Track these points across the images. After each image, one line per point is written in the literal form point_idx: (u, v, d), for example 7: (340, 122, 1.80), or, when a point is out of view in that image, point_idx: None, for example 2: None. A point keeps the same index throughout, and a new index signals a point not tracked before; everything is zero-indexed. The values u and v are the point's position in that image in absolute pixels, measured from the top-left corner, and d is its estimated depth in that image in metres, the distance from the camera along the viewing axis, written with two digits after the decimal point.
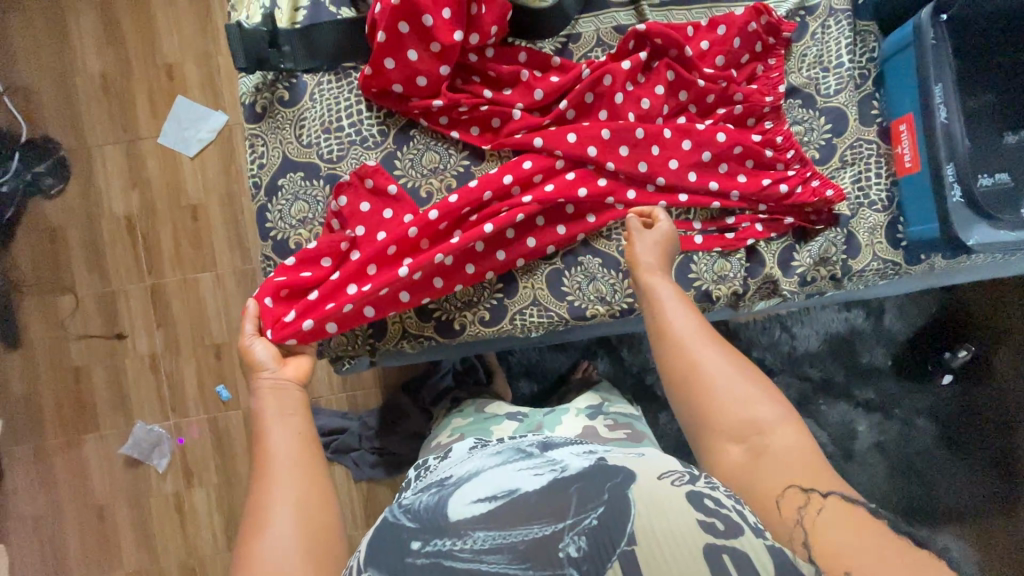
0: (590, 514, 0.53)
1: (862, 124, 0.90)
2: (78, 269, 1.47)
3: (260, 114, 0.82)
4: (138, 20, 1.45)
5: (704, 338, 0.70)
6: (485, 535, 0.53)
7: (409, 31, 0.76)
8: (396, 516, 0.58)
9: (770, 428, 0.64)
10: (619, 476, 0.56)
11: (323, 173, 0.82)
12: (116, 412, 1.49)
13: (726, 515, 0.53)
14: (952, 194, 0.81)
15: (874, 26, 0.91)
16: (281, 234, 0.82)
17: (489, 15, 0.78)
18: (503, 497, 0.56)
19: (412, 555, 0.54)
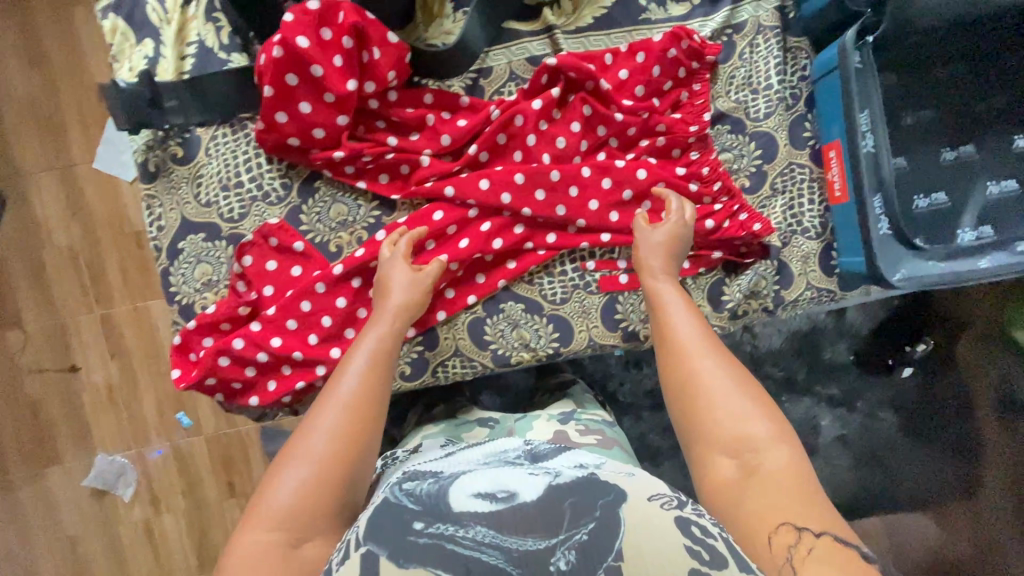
0: (580, 530, 0.51)
1: (793, 148, 0.86)
2: (24, 300, 1.38)
3: (153, 174, 0.78)
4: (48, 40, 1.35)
5: (708, 342, 0.69)
6: (485, 532, 0.50)
7: (298, 82, 0.71)
8: (400, 498, 0.55)
9: (787, 440, 0.61)
10: (612, 493, 0.54)
11: (225, 233, 0.78)
12: (79, 445, 1.42)
13: (713, 545, 0.51)
14: (879, 227, 0.78)
15: (806, 43, 0.86)
16: (186, 298, 0.79)
17: (383, 60, 0.73)
18: (503, 498, 0.53)
19: (413, 535, 0.51)
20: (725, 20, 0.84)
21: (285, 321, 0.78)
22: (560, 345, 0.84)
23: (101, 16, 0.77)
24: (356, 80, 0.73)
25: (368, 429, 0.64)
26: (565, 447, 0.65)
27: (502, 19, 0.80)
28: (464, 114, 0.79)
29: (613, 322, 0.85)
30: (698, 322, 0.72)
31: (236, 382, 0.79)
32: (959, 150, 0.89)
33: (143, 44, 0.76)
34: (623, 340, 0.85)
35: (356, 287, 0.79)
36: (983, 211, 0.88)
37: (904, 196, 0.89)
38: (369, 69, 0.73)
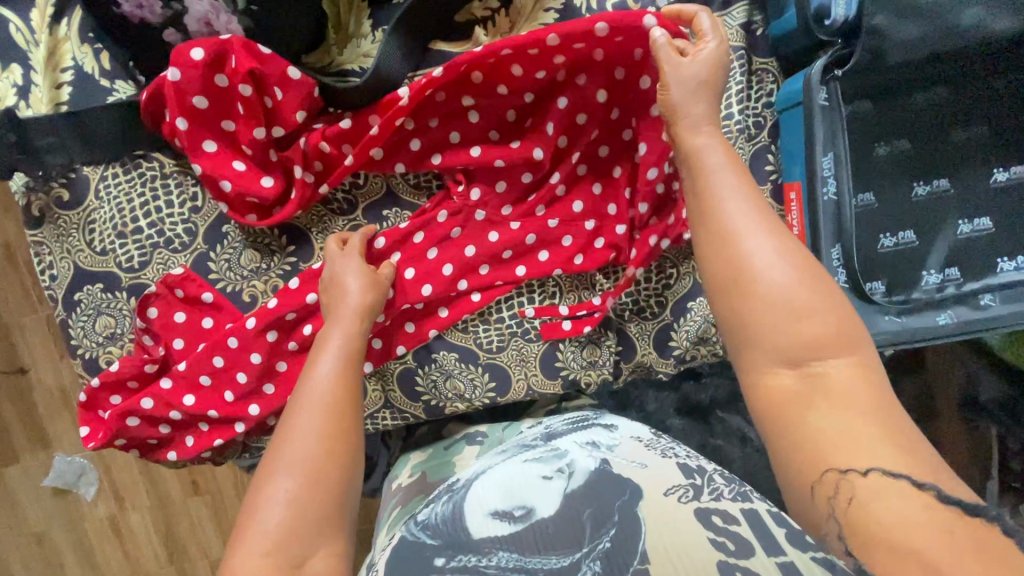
0: (603, 536, 0.46)
1: (755, 182, 0.79)
2: None
3: (38, 219, 0.70)
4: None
5: (757, 216, 0.55)
6: (510, 556, 0.45)
7: (187, 127, 0.64)
8: (415, 533, 0.50)
9: (853, 352, 0.50)
10: (626, 491, 0.49)
11: (125, 284, 0.71)
12: (34, 447, 1.28)
13: (737, 533, 0.45)
14: (836, 279, 0.73)
15: (774, 64, 0.78)
16: (88, 352, 0.73)
17: (288, 101, 0.65)
18: (521, 513, 0.48)
19: (435, 572, 0.45)
20: None
21: (196, 377, 0.71)
22: (497, 394, 0.80)
23: None
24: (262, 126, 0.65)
25: (346, 426, 0.60)
26: (582, 424, 0.60)
27: (428, 40, 0.71)
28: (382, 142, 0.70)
29: (554, 370, 0.80)
30: (747, 188, 0.57)
31: (151, 439, 0.74)
32: (933, 184, 0.82)
33: (10, 69, 0.67)
34: (563, 388, 0.81)
35: (271, 342, 0.72)
36: (952, 251, 0.83)
37: (869, 235, 0.83)
38: (274, 113, 0.65)
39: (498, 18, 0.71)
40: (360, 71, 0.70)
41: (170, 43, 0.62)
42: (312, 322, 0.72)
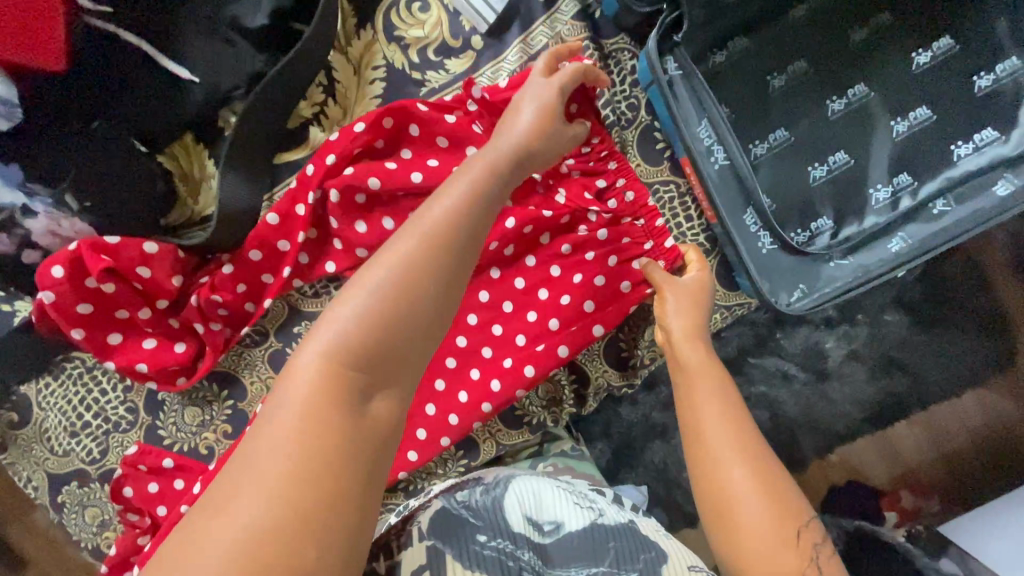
0: (627, 572, 0.55)
1: (649, 165, 0.74)
2: None
3: (2, 444, 0.75)
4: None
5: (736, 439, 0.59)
6: (537, 560, 0.54)
7: (84, 334, 0.65)
8: (456, 508, 0.56)
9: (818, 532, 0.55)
10: (654, 549, 0.58)
11: (95, 474, 0.76)
12: None
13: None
14: (760, 244, 0.67)
15: (627, 40, 0.72)
16: (90, 543, 0.78)
17: (155, 278, 0.65)
18: (551, 528, 0.57)
19: (477, 546, 0.53)
20: (521, 55, 0.70)
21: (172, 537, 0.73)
22: (469, 462, 0.77)
23: None
24: (146, 306, 0.67)
25: (345, 396, 0.42)
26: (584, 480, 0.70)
27: (270, 156, 0.70)
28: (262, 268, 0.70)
29: (516, 419, 0.78)
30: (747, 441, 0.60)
31: None
32: (848, 95, 0.73)
33: None
34: (534, 434, 0.78)
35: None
36: (894, 157, 0.73)
37: (796, 173, 0.75)
38: (153, 292, 0.66)
39: (329, 109, 0.70)
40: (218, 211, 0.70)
41: (33, 262, 0.64)
42: None
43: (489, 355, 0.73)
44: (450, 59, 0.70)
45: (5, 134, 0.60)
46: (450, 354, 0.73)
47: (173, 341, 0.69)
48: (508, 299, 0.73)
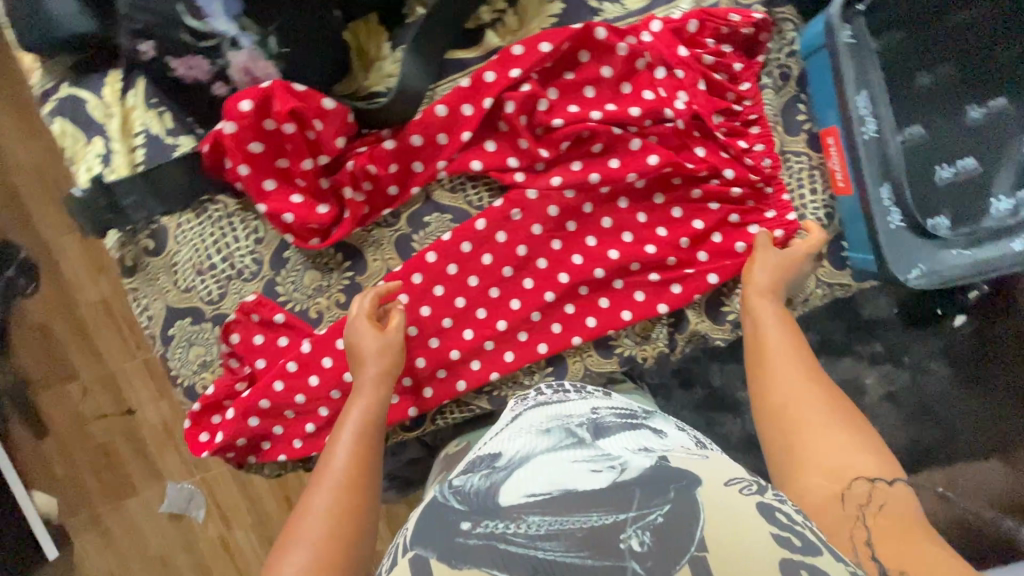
0: (655, 509, 0.48)
1: (787, 134, 0.78)
2: (111, 340, 1.67)
3: (131, 268, 0.79)
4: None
5: (806, 372, 0.70)
6: (544, 521, 0.48)
7: (250, 171, 0.70)
8: (445, 496, 0.53)
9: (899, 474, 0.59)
10: (684, 479, 0.50)
11: (210, 315, 0.80)
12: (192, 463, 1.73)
13: (803, 533, 0.48)
14: (890, 219, 0.69)
15: (791, 10, 0.76)
16: (186, 380, 0.82)
17: (327, 132, 0.70)
18: (558, 490, 0.50)
19: (463, 537, 0.48)
20: (694, 4, 0.75)
21: (271, 384, 0.78)
22: (555, 379, 0.83)
23: (50, 120, 0.76)
24: (309, 158, 0.71)
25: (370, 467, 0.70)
26: (632, 422, 0.62)
27: (443, 50, 0.74)
28: (417, 154, 0.74)
29: (609, 349, 0.82)
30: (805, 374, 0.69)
31: (259, 441, 0.82)
32: (986, 105, 0.77)
33: (93, 142, 0.75)
34: (620, 366, 0.82)
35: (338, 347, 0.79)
36: (1020, 172, 0.76)
37: (924, 169, 0.77)
38: (319, 145, 0.71)
39: (507, 17, 0.74)
40: (385, 90, 0.75)
41: (220, 95, 0.68)
42: None
43: (600, 276, 0.79)
44: None
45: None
46: (565, 269, 0.79)
47: (316, 201, 0.73)
48: (628, 230, 0.78)
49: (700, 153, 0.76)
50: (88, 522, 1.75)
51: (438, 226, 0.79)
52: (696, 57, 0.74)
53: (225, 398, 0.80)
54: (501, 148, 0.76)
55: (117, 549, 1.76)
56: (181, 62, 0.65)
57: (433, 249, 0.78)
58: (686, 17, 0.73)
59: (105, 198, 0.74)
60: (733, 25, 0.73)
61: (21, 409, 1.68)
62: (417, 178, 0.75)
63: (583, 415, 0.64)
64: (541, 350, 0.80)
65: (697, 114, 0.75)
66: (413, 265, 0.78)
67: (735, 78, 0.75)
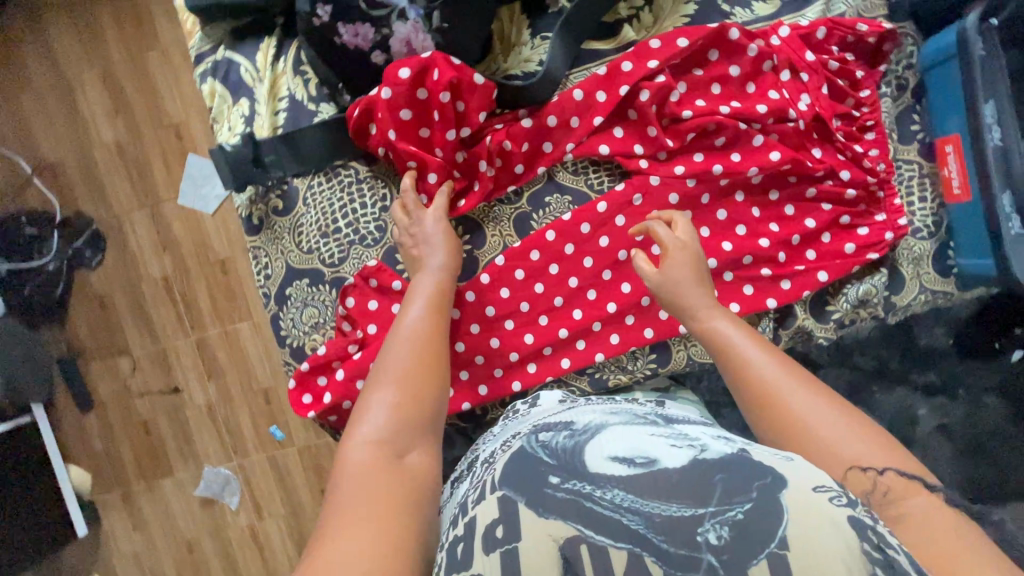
0: (735, 507, 0.44)
1: (900, 143, 0.81)
2: (166, 319, 1.65)
3: (258, 226, 0.82)
4: (150, 100, 1.57)
5: (795, 377, 0.60)
6: (625, 495, 0.46)
7: (396, 136, 0.74)
8: (533, 449, 0.53)
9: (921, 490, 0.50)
10: (769, 476, 0.46)
11: (328, 278, 0.82)
12: (227, 450, 1.68)
13: (892, 556, 0.41)
14: (1010, 226, 0.72)
15: (912, 26, 0.78)
16: (296, 340, 0.83)
17: (473, 106, 0.75)
18: (642, 463, 0.48)
19: (550, 488, 0.48)
20: (820, 14, 0.79)
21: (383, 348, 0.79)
22: (657, 366, 0.84)
23: (201, 81, 0.80)
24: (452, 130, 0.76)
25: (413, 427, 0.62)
26: (697, 423, 0.60)
27: (582, 41, 0.79)
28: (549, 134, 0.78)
29: None
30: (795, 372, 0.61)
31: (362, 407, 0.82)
32: None
33: (240, 104, 0.79)
34: None
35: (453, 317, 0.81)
36: None
37: None
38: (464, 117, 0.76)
39: (642, 15, 0.79)
40: (521, 74, 0.79)
41: (377, 64, 0.73)
42: (495, 305, 0.81)
43: (714, 266, 0.80)
44: (757, 2, 0.79)
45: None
46: None
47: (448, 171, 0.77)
48: (742, 223, 0.81)
49: (819, 154, 0.79)
50: (119, 502, 1.72)
51: (557, 207, 0.81)
52: (822, 62, 0.77)
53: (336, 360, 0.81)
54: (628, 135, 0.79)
55: (145, 532, 1.72)
56: (349, 28, 0.70)
57: (553, 228, 0.80)
58: (815, 24, 0.77)
59: (250, 155, 0.77)
60: (859, 34, 0.77)
61: (70, 380, 1.68)
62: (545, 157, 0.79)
63: (646, 409, 0.65)
64: (648, 334, 0.82)
65: (818, 116, 0.78)
66: (532, 242, 0.80)
67: (856, 85, 0.79)
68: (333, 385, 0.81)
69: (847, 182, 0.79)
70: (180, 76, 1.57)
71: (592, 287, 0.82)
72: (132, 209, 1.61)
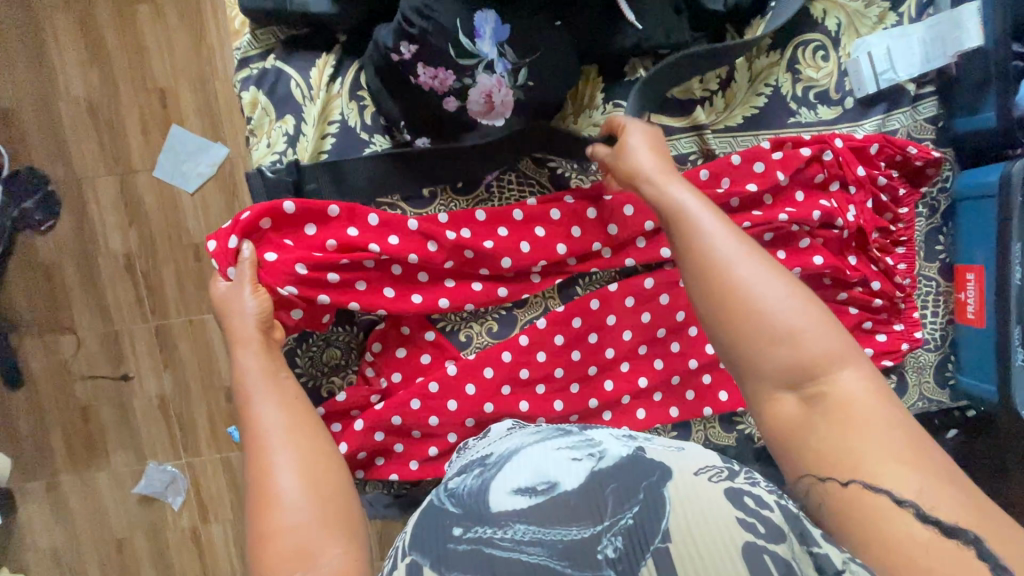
0: (626, 513, 0.48)
1: (924, 260, 0.86)
2: (121, 301, 1.41)
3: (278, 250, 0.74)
4: (130, 52, 1.31)
5: (739, 245, 0.57)
6: (527, 528, 0.48)
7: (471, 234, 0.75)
8: (441, 500, 0.55)
9: (855, 366, 0.52)
10: (655, 474, 0.51)
11: (358, 319, 0.78)
12: (171, 449, 1.45)
13: (769, 517, 0.46)
14: (1014, 358, 0.77)
15: (951, 154, 0.82)
16: (312, 381, 0.78)
17: (304, 292, 0.71)
18: (542, 491, 0.51)
19: (453, 542, 0.49)
20: (877, 127, 0.81)
21: (409, 401, 0.76)
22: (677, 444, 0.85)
23: (240, 87, 0.72)
24: (336, 242, 0.72)
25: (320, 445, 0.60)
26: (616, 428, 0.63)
27: (650, 113, 0.79)
28: (511, 225, 0.76)
29: (731, 424, 0.85)
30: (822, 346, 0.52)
31: (379, 457, 0.79)
32: None
33: (283, 120, 0.73)
34: (738, 442, 0.85)
35: (441, 307, 0.76)
36: None
37: None
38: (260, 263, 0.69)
39: (715, 99, 0.80)
40: (589, 137, 0.78)
41: (448, 109, 0.69)
42: (529, 369, 0.79)
43: None
44: (824, 105, 0.80)
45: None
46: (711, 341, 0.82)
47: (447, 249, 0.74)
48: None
49: (853, 262, 0.83)
50: (39, 500, 1.48)
51: (603, 276, 0.81)
52: (872, 177, 0.80)
53: (354, 400, 0.76)
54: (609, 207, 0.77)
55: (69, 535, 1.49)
56: (428, 70, 0.66)
57: (597, 297, 0.80)
58: (870, 139, 0.79)
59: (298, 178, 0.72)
60: (908, 156, 0.80)
61: None
62: (539, 288, 0.79)
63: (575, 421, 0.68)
64: (672, 413, 0.83)
65: (861, 227, 0.81)
66: (575, 308, 0.79)
67: (897, 201, 0.82)
68: (351, 428, 0.76)
69: (878, 291, 0.83)
70: (173, 36, 1.32)
71: (626, 359, 0.82)
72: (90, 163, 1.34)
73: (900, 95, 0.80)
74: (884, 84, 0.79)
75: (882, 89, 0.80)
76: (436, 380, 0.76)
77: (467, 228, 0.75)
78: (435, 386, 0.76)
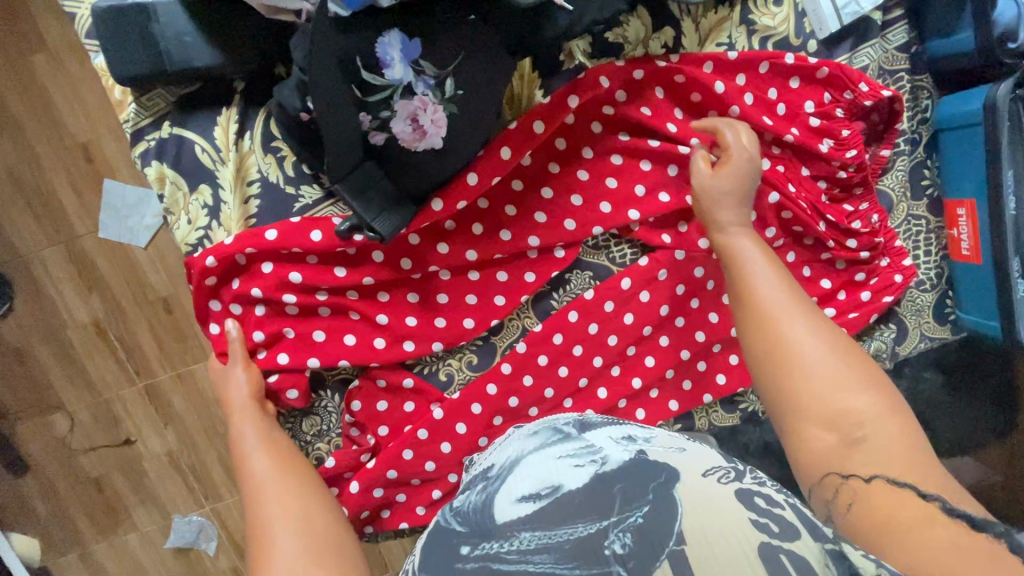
0: (635, 511, 0.42)
1: (912, 198, 0.80)
2: (101, 377, 1.20)
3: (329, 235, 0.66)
4: (35, 101, 1.06)
5: (796, 304, 0.59)
6: (532, 536, 0.42)
7: (410, 265, 0.71)
8: (445, 520, 0.49)
9: (900, 419, 0.51)
10: (663, 474, 0.44)
11: (331, 380, 0.74)
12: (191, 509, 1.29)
13: (781, 516, 0.41)
14: (1016, 290, 0.72)
15: (929, 80, 0.77)
16: (297, 451, 0.75)
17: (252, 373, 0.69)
18: (547, 495, 0.45)
19: (460, 560, 0.43)
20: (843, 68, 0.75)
21: (400, 453, 0.73)
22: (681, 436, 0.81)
23: (142, 163, 0.66)
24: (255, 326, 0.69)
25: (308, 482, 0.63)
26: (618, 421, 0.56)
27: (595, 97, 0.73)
28: (452, 242, 0.72)
29: (733, 403, 0.82)
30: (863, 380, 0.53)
31: (384, 509, 0.77)
32: None
33: (199, 190, 0.67)
34: (743, 421, 0.83)
35: (407, 351, 0.72)
36: None
37: None
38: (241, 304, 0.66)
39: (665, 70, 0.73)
40: None
41: (375, 143, 0.62)
42: (518, 395, 0.75)
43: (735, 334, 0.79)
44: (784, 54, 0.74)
45: (384, 7, 0.56)
46: (701, 328, 0.78)
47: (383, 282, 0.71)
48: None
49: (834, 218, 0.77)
50: None
51: (579, 284, 0.77)
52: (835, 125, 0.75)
53: (343, 465, 0.73)
54: (555, 206, 0.73)
55: None
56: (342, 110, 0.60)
57: (575, 308, 0.75)
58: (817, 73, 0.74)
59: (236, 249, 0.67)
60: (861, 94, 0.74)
61: None
62: (504, 311, 0.73)
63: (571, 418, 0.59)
64: (672, 407, 0.79)
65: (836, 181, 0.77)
66: (554, 324, 0.75)
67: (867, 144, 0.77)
68: (346, 490, 0.74)
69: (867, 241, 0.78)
70: (83, 87, 1.07)
71: (615, 363, 0.78)
72: (10, 216, 1.10)
73: (867, 28, 0.74)
74: (849, 19, 0.73)
75: (846, 25, 0.73)
76: (424, 428, 0.73)
77: (405, 258, 0.71)
78: (424, 434, 0.73)
